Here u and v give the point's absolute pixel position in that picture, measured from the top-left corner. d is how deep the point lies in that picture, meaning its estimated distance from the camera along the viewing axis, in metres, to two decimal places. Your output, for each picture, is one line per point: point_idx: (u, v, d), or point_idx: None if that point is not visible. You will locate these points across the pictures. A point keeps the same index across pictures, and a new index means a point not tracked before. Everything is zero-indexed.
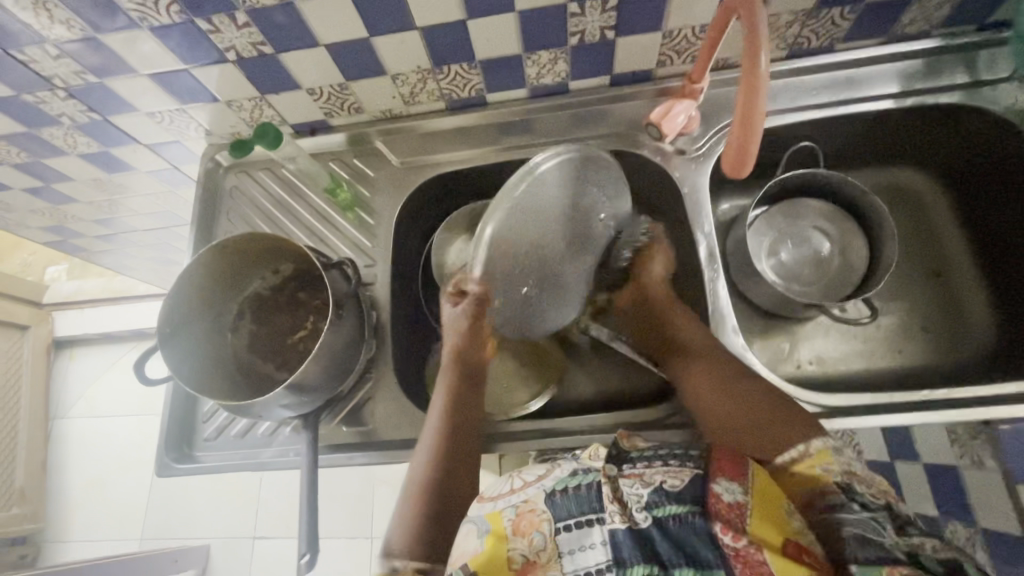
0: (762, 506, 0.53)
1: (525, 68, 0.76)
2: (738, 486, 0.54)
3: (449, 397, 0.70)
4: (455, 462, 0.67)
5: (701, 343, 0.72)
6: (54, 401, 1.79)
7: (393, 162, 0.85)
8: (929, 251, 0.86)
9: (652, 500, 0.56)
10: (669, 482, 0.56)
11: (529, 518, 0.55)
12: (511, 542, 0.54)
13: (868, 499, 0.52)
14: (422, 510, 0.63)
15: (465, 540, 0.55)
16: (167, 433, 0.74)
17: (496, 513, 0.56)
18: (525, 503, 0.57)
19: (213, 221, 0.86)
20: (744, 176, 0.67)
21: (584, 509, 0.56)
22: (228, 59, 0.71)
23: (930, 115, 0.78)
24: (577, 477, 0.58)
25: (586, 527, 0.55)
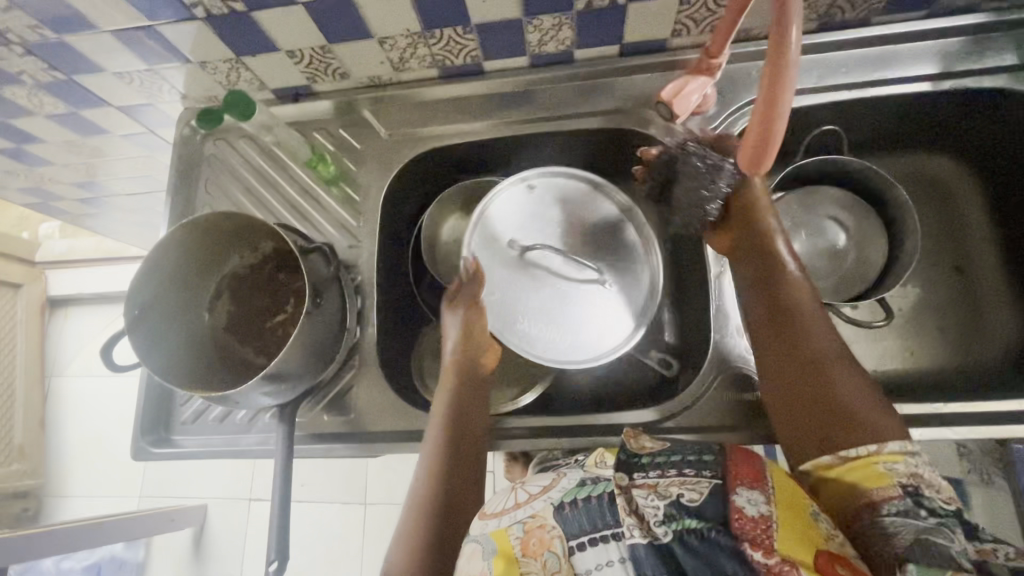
0: (788, 515, 0.46)
1: (526, 35, 0.69)
2: (760, 495, 0.47)
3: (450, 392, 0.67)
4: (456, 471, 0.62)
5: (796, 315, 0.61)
6: (49, 360, 1.75)
7: (381, 134, 0.79)
8: (953, 246, 0.81)
9: (670, 513, 0.46)
10: (688, 495, 0.47)
11: (539, 536, 0.48)
12: (522, 565, 0.47)
13: (937, 505, 0.46)
14: (423, 514, 0.58)
15: (471, 566, 0.48)
16: (143, 416, 0.72)
17: (503, 531, 0.49)
18: (534, 518, 0.49)
19: (190, 191, 0.81)
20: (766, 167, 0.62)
21: (599, 524, 0.47)
22: (197, 16, 0.65)
23: (970, 101, 0.71)
24: (585, 488, 0.50)
25: (603, 544, 0.47)
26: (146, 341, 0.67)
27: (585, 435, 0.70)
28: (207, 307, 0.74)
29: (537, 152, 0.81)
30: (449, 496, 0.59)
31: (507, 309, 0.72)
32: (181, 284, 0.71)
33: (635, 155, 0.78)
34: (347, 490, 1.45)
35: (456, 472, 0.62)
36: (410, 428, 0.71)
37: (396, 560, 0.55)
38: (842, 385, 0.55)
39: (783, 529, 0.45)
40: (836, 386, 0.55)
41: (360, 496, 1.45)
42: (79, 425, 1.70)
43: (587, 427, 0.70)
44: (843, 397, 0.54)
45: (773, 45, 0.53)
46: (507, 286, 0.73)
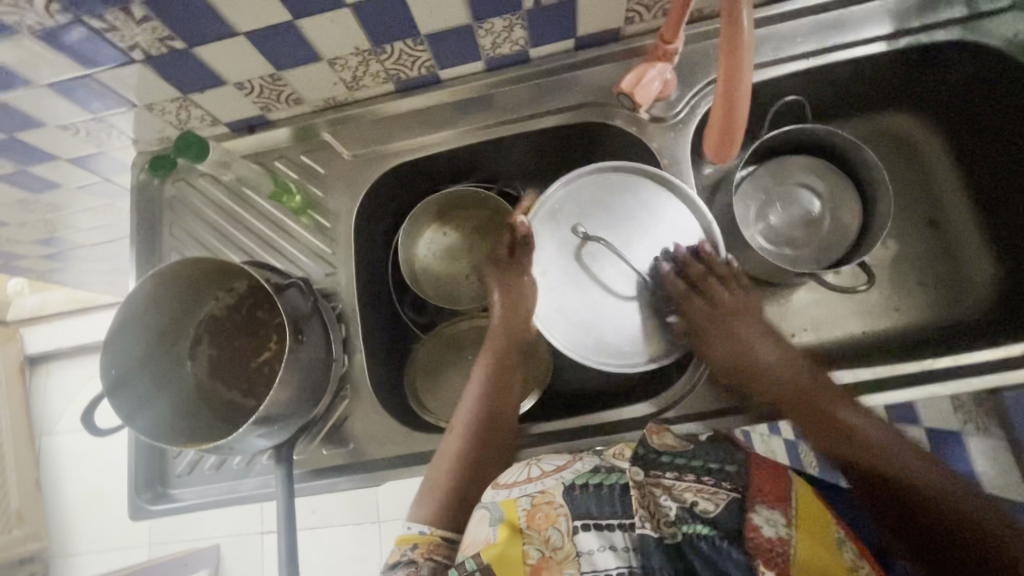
0: (812, 541, 0.46)
1: (479, 40, 0.68)
2: (780, 515, 0.47)
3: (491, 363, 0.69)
4: (488, 433, 0.65)
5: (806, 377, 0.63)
6: (36, 420, 1.69)
7: (343, 156, 0.77)
8: (924, 199, 0.82)
9: (682, 517, 0.48)
10: (702, 504, 0.49)
11: (546, 511, 0.49)
12: (526, 537, 0.48)
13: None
14: (454, 470, 0.63)
15: (480, 529, 0.50)
16: (136, 474, 0.70)
17: (510, 501, 0.51)
18: (542, 494, 0.51)
19: (155, 237, 0.79)
20: (738, 143, 0.62)
21: (608, 512, 0.49)
22: (136, 58, 0.62)
23: (925, 55, 0.72)
24: (598, 475, 0.52)
25: (608, 531, 0.49)
26: (131, 401, 0.65)
27: (587, 436, 0.69)
28: (187, 354, 0.72)
29: (505, 155, 0.80)
30: (478, 453, 0.63)
31: (564, 300, 0.71)
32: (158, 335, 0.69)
33: (603, 147, 0.78)
34: (358, 509, 1.44)
35: (488, 432, 0.65)
36: (411, 450, 0.71)
37: (426, 505, 0.61)
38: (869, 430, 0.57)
39: (802, 554, 0.45)
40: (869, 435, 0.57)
41: (373, 514, 1.44)
42: (76, 481, 1.65)
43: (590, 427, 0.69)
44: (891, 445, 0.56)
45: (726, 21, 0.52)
46: (561, 276, 0.72)
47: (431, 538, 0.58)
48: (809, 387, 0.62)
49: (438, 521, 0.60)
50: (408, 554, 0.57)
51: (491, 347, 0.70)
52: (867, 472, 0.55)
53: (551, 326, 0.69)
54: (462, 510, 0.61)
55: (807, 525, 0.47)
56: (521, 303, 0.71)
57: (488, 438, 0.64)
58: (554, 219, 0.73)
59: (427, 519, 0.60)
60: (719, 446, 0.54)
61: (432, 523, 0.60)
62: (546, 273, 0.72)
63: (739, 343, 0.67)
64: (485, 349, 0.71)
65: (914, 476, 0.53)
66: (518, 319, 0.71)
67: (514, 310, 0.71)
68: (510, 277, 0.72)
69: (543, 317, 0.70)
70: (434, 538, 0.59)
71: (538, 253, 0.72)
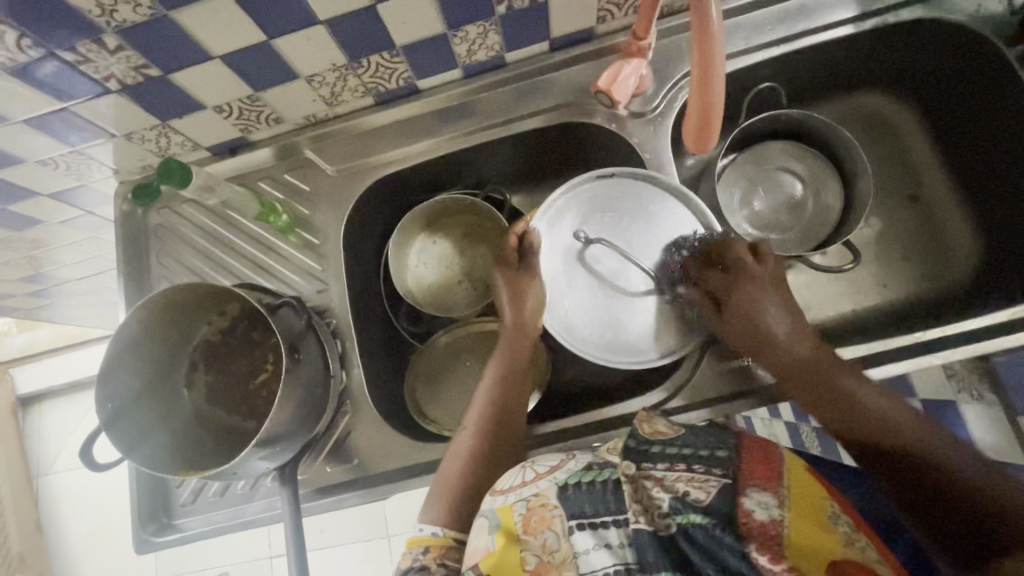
0: (807, 519, 0.45)
1: (454, 48, 0.68)
2: (772, 497, 0.47)
3: (500, 364, 0.69)
4: (500, 432, 0.65)
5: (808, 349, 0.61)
6: (32, 462, 1.67)
7: (327, 172, 0.77)
8: (902, 174, 0.83)
9: (675, 507, 0.48)
10: (693, 491, 0.48)
11: (540, 514, 0.50)
12: (523, 541, 0.49)
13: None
14: (466, 471, 0.62)
15: (477, 536, 0.51)
16: (140, 506, 0.69)
17: (507, 507, 0.51)
18: (537, 497, 0.51)
19: (143, 267, 0.78)
20: (715, 138, 0.65)
21: (601, 510, 0.49)
22: (111, 88, 0.62)
23: (892, 34, 0.73)
24: (591, 474, 0.52)
25: (602, 529, 0.49)
26: (130, 433, 0.64)
27: (589, 431, 0.69)
28: (184, 382, 0.71)
29: (489, 161, 0.80)
30: (489, 450, 0.64)
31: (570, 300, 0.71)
32: (154, 364, 0.69)
33: (585, 146, 0.78)
34: (367, 524, 1.43)
35: (500, 430, 0.65)
36: (415, 462, 0.70)
37: (438, 507, 0.61)
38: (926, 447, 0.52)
39: (796, 536, 0.45)
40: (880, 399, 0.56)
41: (382, 529, 1.43)
42: (76, 520, 1.62)
43: (592, 424, 0.70)
44: (943, 456, 0.51)
45: (698, 25, 0.53)
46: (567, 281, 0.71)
47: (445, 540, 0.59)
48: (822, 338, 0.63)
49: (451, 522, 0.60)
50: (419, 559, 0.57)
51: (504, 347, 0.70)
52: (915, 483, 0.52)
53: (559, 328, 0.70)
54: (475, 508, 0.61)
55: (799, 505, 0.46)
56: (527, 304, 0.70)
57: (499, 436, 0.65)
58: (559, 218, 0.72)
59: (440, 520, 0.60)
60: (711, 432, 0.53)
61: (445, 524, 0.60)
62: (553, 278, 0.71)
63: (749, 305, 0.65)
64: (500, 348, 0.70)
65: (978, 500, 0.48)
66: (523, 322, 0.70)
67: (520, 307, 0.70)
68: (516, 279, 0.71)
69: (552, 319, 0.70)
70: (447, 541, 0.59)
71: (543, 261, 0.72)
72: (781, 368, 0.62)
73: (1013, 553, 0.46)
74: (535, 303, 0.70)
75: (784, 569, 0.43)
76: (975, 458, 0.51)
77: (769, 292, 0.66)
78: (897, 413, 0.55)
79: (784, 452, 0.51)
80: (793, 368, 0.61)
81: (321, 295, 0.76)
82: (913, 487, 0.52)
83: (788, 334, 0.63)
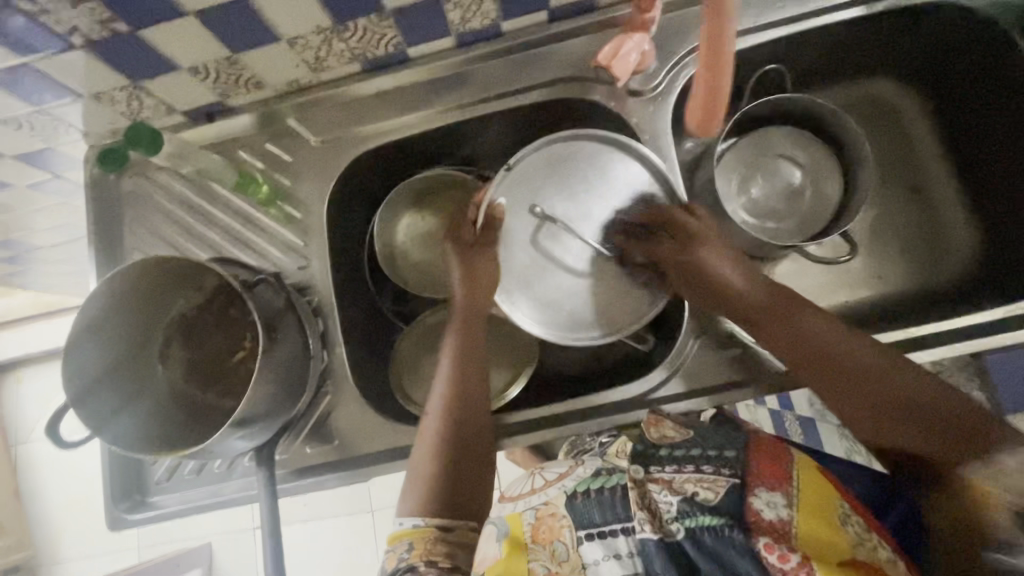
0: (810, 509, 0.53)
1: (447, 14, 0.64)
2: (780, 497, 0.54)
3: (456, 342, 0.68)
4: (467, 423, 0.64)
5: (816, 346, 0.60)
6: (9, 429, 1.64)
7: (311, 142, 0.74)
8: (904, 165, 0.82)
9: (684, 510, 0.53)
10: (703, 493, 0.54)
11: (549, 523, 0.55)
12: (532, 553, 0.53)
13: (1018, 514, 0.48)
14: (438, 460, 0.62)
15: (486, 545, 0.55)
16: (112, 483, 0.67)
17: (515, 515, 0.57)
18: (545, 506, 0.57)
19: (115, 236, 0.74)
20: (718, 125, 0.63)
21: (608, 518, 0.54)
22: (75, 44, 0.58)
23: (905, 18, 0.70)
24: (599, 480, 0.56)
25: (610, 539, 0.53)
26: (101, 410, 0.62)
27: (577, 420, 0.68)
28: (158, 357, 0.69)
29: (481, 136, 0.77)
30: (460, 437, 0.63)
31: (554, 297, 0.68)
32: (127, 338, 0.66)
33: (580, 123, 0.75)
34: (350, 499, 1.43)
35: (467, 415, 0.64)
36: (396, 444, 0.69)
37: (416, 500, 0.62)
38: (853, 362, 0.58)
39: (804, 532, 0.51)
40: (845, 356, 0.59)
41: (366, 504, 1.43)
42: (56, 488, 1.60)
43: (579, 412, 0.68)
44: (892, 384, 0.57)
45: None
46: (545, 269, 0.69)
47: (426, 530, 0.60)
48: (800, 308, 0.62)
49: (432, 513, 0.61)
50: (405, 558, 0.57)
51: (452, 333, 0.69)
52: (870, 407, 0.57)
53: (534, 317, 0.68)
54: (451, 498, 0.61)
55: (808, 506, 0.53)
56: (481, 280, 0.69)
57: (467, 420, 0.64)
58: (530, 185, 0.68)
59: (419, 513, 0.61)
60: (720, 434, 0.60)
61: (425, 514, 0.61)
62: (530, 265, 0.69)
63: (693, 262, 0.66)
64: (450, 332, 0.69)
65: (919, 422, 0.55)
66: (473, 298, 0.69)
67: (472, 290, 0.69)
68: (471, 258, 0.70)
69: (504, 299, 0.68)
70: (428, 531, 0.60)
71: (509, 228, 0.69)
72: (744, 307, 0.64)
73: (949, 465, 0.53)
74: (488, 282, 0.69)
75: (795, 560, 0.48)
76: (962, 407, 0.55)
77: (727, 253, 0.66)
78: (844, 348, 0.59)
79: (791, 453, 0.58)
80: (765, 305, 0.63)
81: (300, 271, 0.73)
82: (842, 398, 0.58)
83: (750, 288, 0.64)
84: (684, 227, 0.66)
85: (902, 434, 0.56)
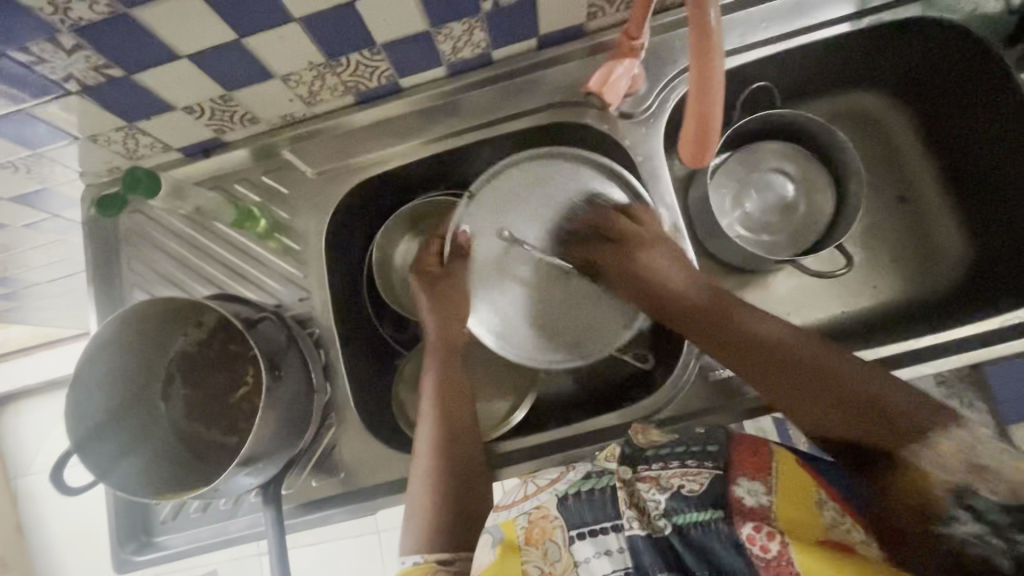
0: (792, 498, 0.51)
1: (438, 46, 0.65)
2: (761, 485, 0.52)
3: (438, 373, 0.69)
4: (456, 458, 0.64)
5: (779, 351, 0.60)
6: (10, 462, 1.62)
7: (306, 174, 0.74)
8: (893, 174, 0.83)
9: (671, 507, 0.52)
10: (687, 486, 0.53)
11: (542, 526, 0.55)
12: (525, 553, 0.53)
13: (988, 503, 0.46)
14: (436, 494, 0.62)
15: (481, 553, 0.54)
16: (117, 524, 0.67)
17: (510, 522, 0.56)
18: (537, 509, 0.56)
19: (114, 274, 0.74)
20: (710, 161, 0.63)
21: (600, 516, 0.54)
22: (71, 90, 0.58)
23: (890, 33, 0.71)
24: (589, 481, 0.57)
25: (602, 536, 0.53)
26: (104, 453, 0.62)
27: (582, 443, 0.68)
28: (160, 396, 0.69)
29: (475, 161, 0.77)
30: (453, 472, 0.64)
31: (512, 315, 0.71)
32: (129, 377, 0.66)
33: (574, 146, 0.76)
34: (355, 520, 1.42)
35: (457, 449, 0.65)
36: (402, 474, 0.69)
37: (415, 535, 0.61)
38: (791, 339, 0.60)
39: (784, 515, 0.49)
40: (789, 349, 0.59)
41: (371, 525, 1.42)
42: (59, 520, 1.58)
43: (584, 435, 0.68)
44: (847, 380, 0.56)
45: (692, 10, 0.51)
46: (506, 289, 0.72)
47: (427, 565, 0.58)
48: (740, 310, 0.63)
49: (431, 546, 0.60)
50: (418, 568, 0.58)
51: (431, 365, 0.70)
52: (838, 413, 0.55)
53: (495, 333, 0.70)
54: (448, 529, 0.61)
55: (787, 490, 0.51)
56: (445, 300, 0.72)
57: (458, 453, 0.65)
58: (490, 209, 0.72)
59: (420, 548, 0.60)
60: (702, 431, 0.59)
61: (425, 549, 0.59)
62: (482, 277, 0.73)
63: (643, 266, 0.68)
64: (427, 363, 0.71)
65: (875, 415, 0.54)
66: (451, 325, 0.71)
67: (446, 321, 0.71)
68: (442, 287, 0.73)
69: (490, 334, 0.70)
70: (430, 566, 0.58)
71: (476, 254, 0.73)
72: (691, 312, 0.65)
73: (905, 444, 0.52)
74: (455, 307, 0.72)
75: (775, 548, 0.47)
76: (904, 391, 0.54)
77: (672, 257, 0.68)
78: (797, 341, 0.60)
79: (773, 446, 0.56)
80: (702, 307, 0.65)
81: (299, 301, 0.73)
82: (824, 417, 0.56)
83: (688, 289, 0.66)
84: (628, 234, 0.69)
85: (839, 429, 0.55)
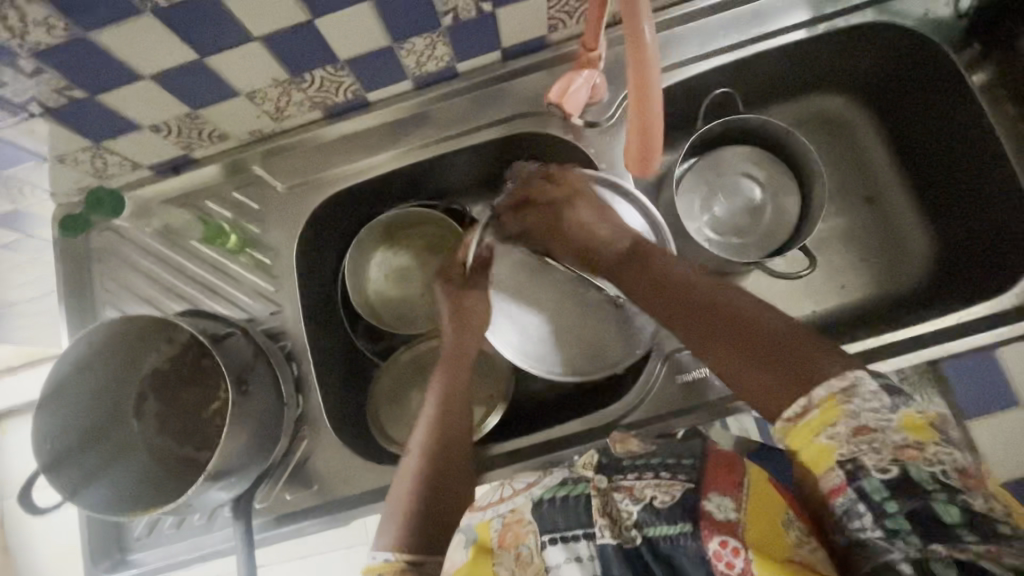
0: (761, 515, 0.51)
1: (401, 61, 0.66)
2: (731, 501, 0.52)
3: (444, 382, 0.69)
4: (445, 466, 0.65)
5: (707, 300, 0.58)
6: None
7: (278, 189, 0.75)
8: (859, 175, 0.84)
9: (642, 518, 0.52)
10: (659, 498, 0.53)
11: (514, 530, 0.54)
12: (497, 555, 0.54)
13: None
14: (416, 497, 0.62)
15: (454, 552, 0.55)
16: (90, 544, 0.67)
17: (484, 523, 0.56)
18: (512, 512, 0.56)
19: (87, 293, 0.75)
20: (654, 169, 0.65)
21: (571, 524, 0.53)
22: (35, 112, 0.59)
23: (845, 37, 0.73)
24: (565, 487, 0.56)
25: (573, 542, 0.53)
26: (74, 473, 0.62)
27: (555, 449, 0.68)
28: (133, 414, 0.69)
29: (445, 172, 0.78)
30: (438, 478, 0.64)
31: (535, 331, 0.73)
32: (100, 396, 0.66)
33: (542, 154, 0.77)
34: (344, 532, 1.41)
35: (446, 457, 0.65)
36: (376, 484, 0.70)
37: (389, 532, 0.61)
38: (733, 298, 0.58)
39: (752, 534, 0.49)
40: (716, 295, 0.58)
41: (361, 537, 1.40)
42: None
43: (557, 441, 0.68)
44: (773, 335, 0.53)
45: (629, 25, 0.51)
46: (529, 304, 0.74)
47: (396, 563, 0.59)
48: (669, 266, 0.63)
49: (401, 546, 0.60)
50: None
51: (440, 374, 0.70)
52: (747, 358, 0.53)
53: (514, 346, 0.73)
54: (420, 533, 0.61)
55: (755, 513, 0.51)
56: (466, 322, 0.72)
57: (446, 461, 0.65)
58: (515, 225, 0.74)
59: (391, 545, 0.60)
60: (681, 444, 0.58)
61: (396, 548, 0.60)
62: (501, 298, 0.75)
63: (577, 227, 0.70)
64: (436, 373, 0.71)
65: (789, 364, 0.51)
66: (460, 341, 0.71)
67: (460, 335, 0.71)
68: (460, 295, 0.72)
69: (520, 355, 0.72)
70: (398, 565, 0.59)
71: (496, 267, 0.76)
72: (612, 259, 0.67)
73: (803, 391, 0.49)
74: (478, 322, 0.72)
75: (739, 564, 0.47)
76: (826, 348, 0.51)
77: (597, 212, 0.69)
78: (730, 296, 0.58)
79: (746, 464, 0.55)
80: (624, 255, 0.67)
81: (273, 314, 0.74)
82: (744, 372, 0.53)
83: (608, 232, 0.68)
84: (547, 195, 0.70)
85: (759, 383, 0.52)
